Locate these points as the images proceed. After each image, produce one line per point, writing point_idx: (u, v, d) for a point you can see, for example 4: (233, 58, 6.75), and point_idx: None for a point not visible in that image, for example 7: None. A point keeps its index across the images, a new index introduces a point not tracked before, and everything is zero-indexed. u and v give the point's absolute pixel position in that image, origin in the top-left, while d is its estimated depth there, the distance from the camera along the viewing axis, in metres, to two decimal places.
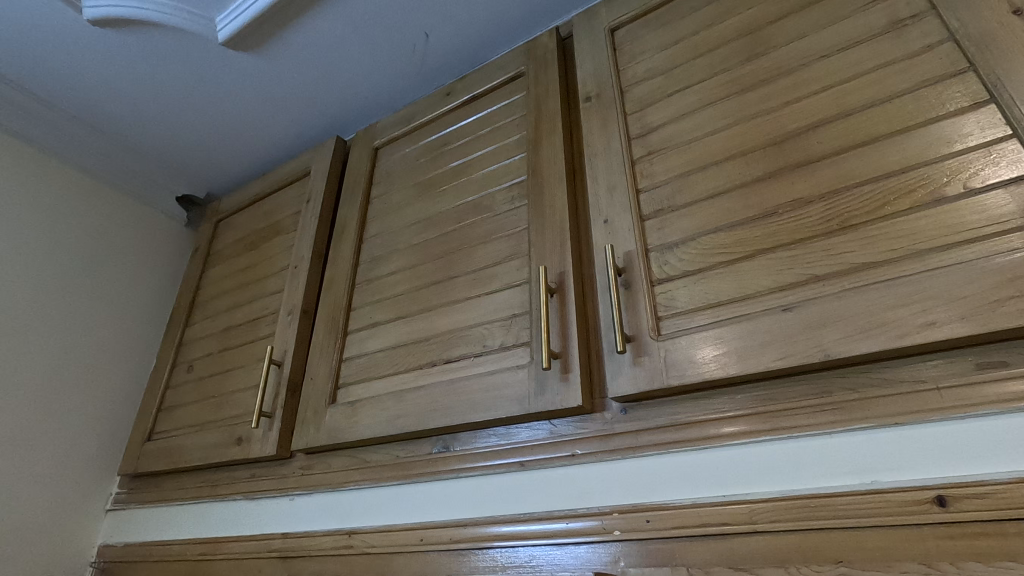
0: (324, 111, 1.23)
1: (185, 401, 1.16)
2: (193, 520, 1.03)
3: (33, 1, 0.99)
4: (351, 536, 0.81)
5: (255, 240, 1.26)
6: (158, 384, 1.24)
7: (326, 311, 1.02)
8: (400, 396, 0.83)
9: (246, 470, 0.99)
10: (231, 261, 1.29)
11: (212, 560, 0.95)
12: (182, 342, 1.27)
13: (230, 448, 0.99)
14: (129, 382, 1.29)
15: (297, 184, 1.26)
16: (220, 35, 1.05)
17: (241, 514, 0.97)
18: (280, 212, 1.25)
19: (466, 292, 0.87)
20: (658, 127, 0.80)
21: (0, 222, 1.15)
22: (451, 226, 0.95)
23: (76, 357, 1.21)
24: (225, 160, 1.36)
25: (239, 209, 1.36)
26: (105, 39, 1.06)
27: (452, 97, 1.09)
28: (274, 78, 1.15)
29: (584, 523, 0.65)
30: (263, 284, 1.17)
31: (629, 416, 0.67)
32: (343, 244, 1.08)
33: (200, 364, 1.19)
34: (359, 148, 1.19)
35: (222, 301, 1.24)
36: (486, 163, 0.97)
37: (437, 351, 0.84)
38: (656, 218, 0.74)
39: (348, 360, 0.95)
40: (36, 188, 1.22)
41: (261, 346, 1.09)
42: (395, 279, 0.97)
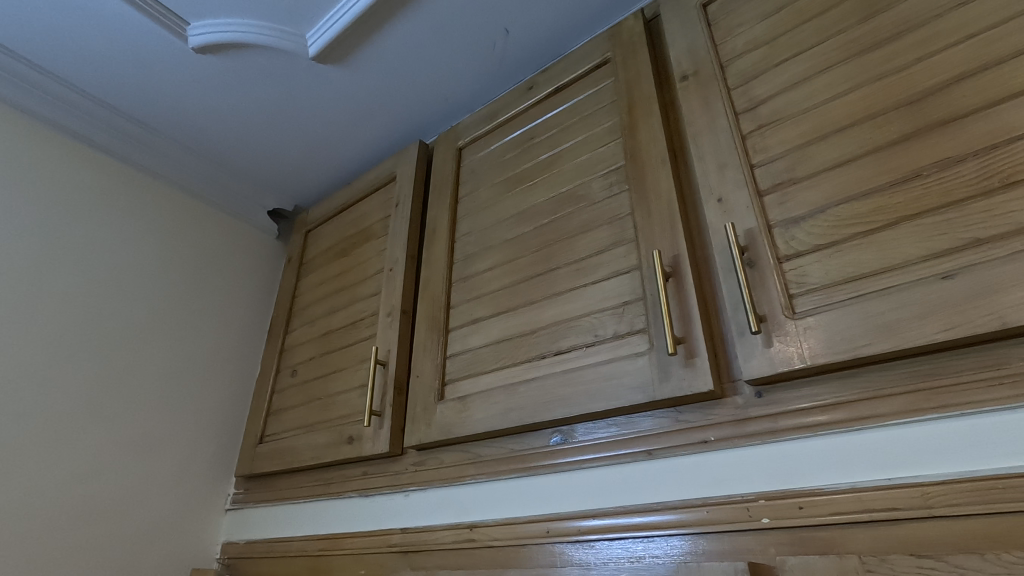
0: (406, 117, 1.25)
1: (292, 404, 1.21)
2: (310, 517, 1.07)
3: (144, 36, 1.07)
4: (473, 529, 0.82)
5: (345, 246, 1.31)
6: (265, 389, 1.30)
7: (425, 311, 1.04)
8: (511, 389, 0.83)
9: (359, 468, 1.02)
10: (324, 269, 1.34)
11: (333, 556, 0.98)
12: (284, 349, 1.33)
13: (342, 447, 1.02)
14: (237, 388, 1.36)
15: (383, 189, 1.29)
16: (311, 50, 1.09)
17: (357, 511, 0.99)
18: (368, 218, 1.28)
19: (570, 282, 0.85)
20: (768, 99, 0.76)
21: (120, 244, 1.24)
22: (547, 218, 0.94)
23: (191, 367, 1.29)
24: (312, 171, 1.42)
25: (328, 218, 1.41)
26: (206, 65, 1.13)
27: (535, 90, 1.08)
28: (359, 88, 1.18)
29: (725, 512, 0.62)
30: (358, 288, 1.21)
31: (764, 400, 0.64)
32: (435, 244, 1.09)
33: (303, 368, 1.24)
34: (442, 150, 1.21)
35: (318, 307, 1.29)
36: (577, 152, 0.96)
37: (545, 344, 0.84)
38: (775, 193, 0.70)
39: (452, 357, 0.96)
40: (148, 211, 1.31)
41: (362, 348, 1.12)
42: (492, 275, 0.98)
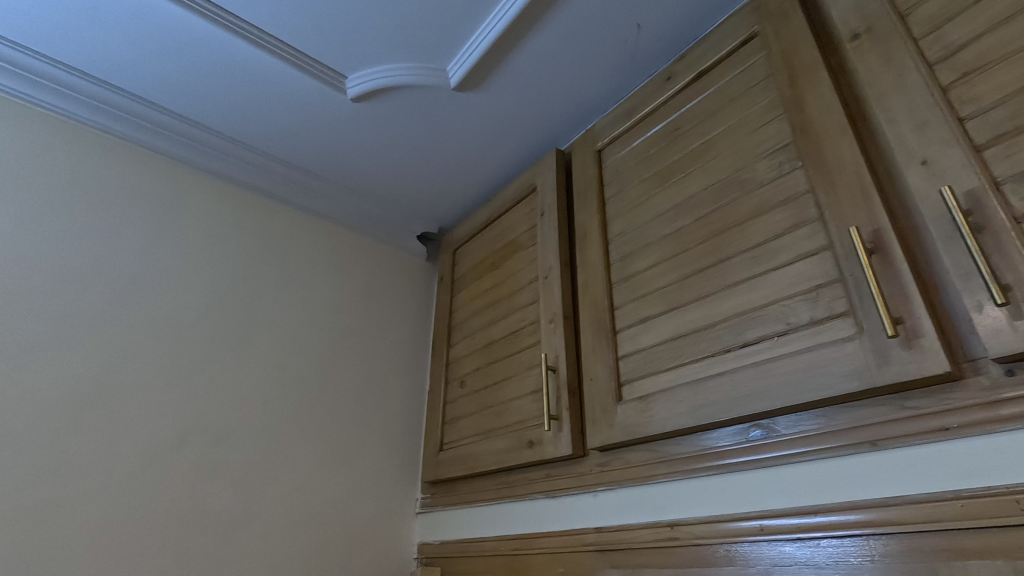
0: (541, 127, 1.29)
1: (466, 413, 1.29)
2: (499, 518, 1.13)
3: (313, 96, 1.20)
4: (674, 528, 0.82)
5: (495, 260, 1.37)
6: (438, 400, 1.41)
7: (588, 315, 1.06)
8: (697, 386, 0.82)
9: (541, 470, 1.06)
10: (477, 283, 1.41)
11: (528, 554, 1.03)
12: (449, 361, 1.43)
13: (523, 451, 1.07)
14: (411, 401, 1.47)
15: (525, 201, 1.33)
16: (453, 81, 1.16)
17: (546, 511, 1.04)
18: (513, 230, 1.33)
19: (747, 270, 0.82)
20: (969, 43, 0.68)
21: (306, 282, 1.40)
22: (710, 208, 0.91)
23: (373, 385, 1.42)
24: (455, 193, 1.50)
25: (473, 235, 1.49)
26: (363, 111, 1.24)
27: (674, 80, 1.06)
28: (497, 107, 1.23)
29: (986, 505, 0.56)
30: (514, 298, 1.26)
31: (1017, 379, 0.57)
32: (589, 248, 1.11)
33: (471, 378, 1.32)
34: (581, 154, 1.22)
35: (477, 319, 1.37)
36: (733, 135, 0.92)
37: (728, 337, 0.81)
38: (998, 145, 0.62)
39: (624, 357, 0.96)
40: (324, 250, 1.47)
41: (527, 356, 1.16)
42: (655, 272, 0.97)
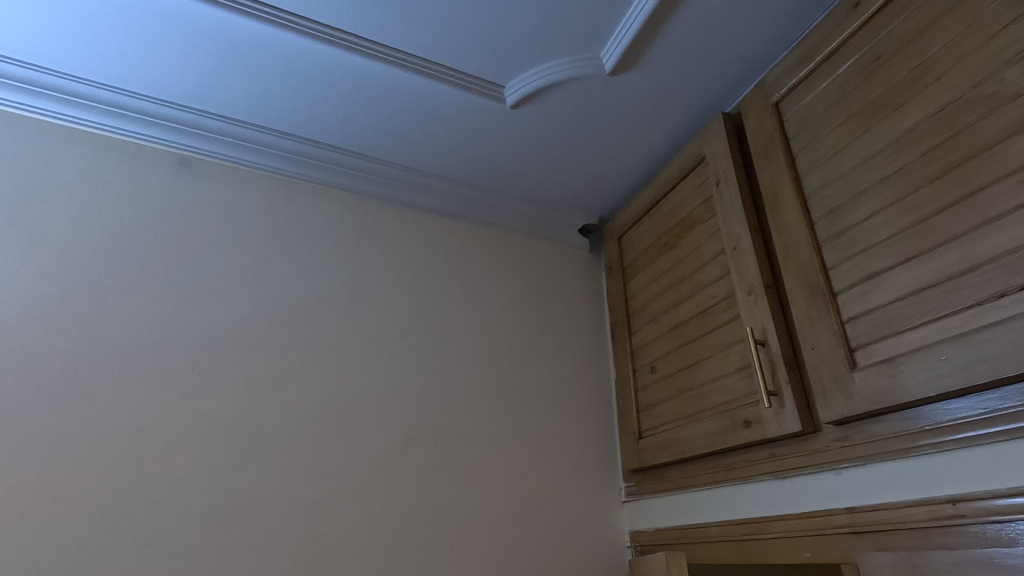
0: (702, 93, 1.22)
1: (663, 398, 1.26)
2: (720, 504, 1.09)
3: (475, 111, 1.26)
4: (957, 505, 0.72)
5: (669, 240, 1.33)
6: (629, 388, 1.40)
7: (795, 280, 0.97)
8: (962, 342, 0.71)
9: (764, 451, 1.01)
10: (652, 266, 1.38)
11: (763, 539, 0.99)
12: (635, 349, 1.41)
13: (740, 431, 1.02)
14: (599, 392, 1.48)
15: (694, 173, 1.27)
16: (608, 66, 1.15)
17: (777, 493, 0.98)
18: (686, 206, 1.28)
19: (1012, 200, 0.70)
20: None
21: (487, 289, 1.47)
22: (942, 137, 0.79)
23: (561, 380, 1.45)
24: (614, 179, 1.48)
25: (639, 219, 1.46)
26: (521, 116, 1.28)
27: (865, 4, 0.93)
28: (655, 83, 1.19)
29: None
30: (698, 276, 1.21)
31: None
32: (783, 209, 1.02)
33: (662, 363, 1.29)
34: (754, 111, 1.13)
35: (659, 303, 1.33)
36: (962, 47, 0.79)
37: (998, 281, 0.70)
38: None
39: (851, 321, 0.87)
40: (497, 256, 1.53)
41: (725, 333, 1.11)
42: (878, 222, 0.86)
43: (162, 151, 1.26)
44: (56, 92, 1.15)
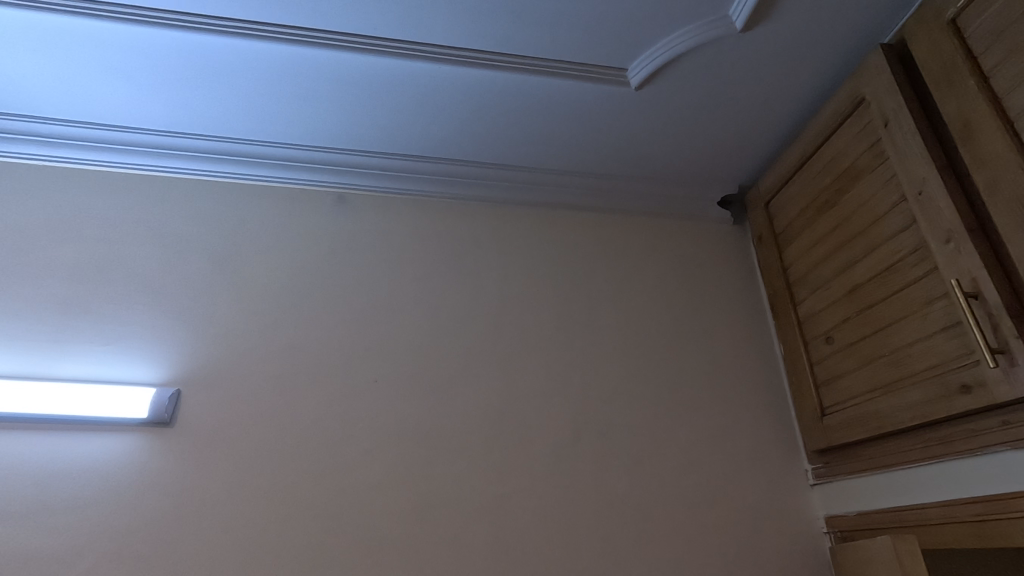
0: (852, 29, 1.10)
1: (847, 370, 1.15)
2: (939, 482, 0.98)
3: (599, 100, 1.25)
4: None
5: (830, 197, 1.21)
6: (802, 363, 1.29)
7: (1011, 217, 0.84)
8: None
9: (992, 419, 0.88)
10: (811, 229, 1.27)
11: (1006, 520, 0.87)
12: (803, 320, 1.31)
13: (958, 398, 0.90)
14: (766, 370, 1.39)
15: (852, 120, 1.15)
16: (740, 24, 1.08)
17: (1018, 467, 0.86)
18: (847, 156, 1.16)
19: None
20: None
21: (631, 276, 1.45)
22: None
23: (722, 361, 1.39)
24: (754, 143, 1.39)
25: (789, 180, 1.35)
26: (648, 97, 1.24)
27: None
28: (793, 30, 1.10)
29: None
30: (874, 230, 1.09)
31: None
32: (980, 139, 0.88)
33: (840, 332, 1.17)
34: (923, 35, 0.99)
35: (826, 267, 1.22)
36: None
37: None
38: None
39: None
40: (635, 243, 1.50)
41: (919, 289, 0.98)
42: None
43: (322, 192, 1.41)
44: (236, 155, 1.36)
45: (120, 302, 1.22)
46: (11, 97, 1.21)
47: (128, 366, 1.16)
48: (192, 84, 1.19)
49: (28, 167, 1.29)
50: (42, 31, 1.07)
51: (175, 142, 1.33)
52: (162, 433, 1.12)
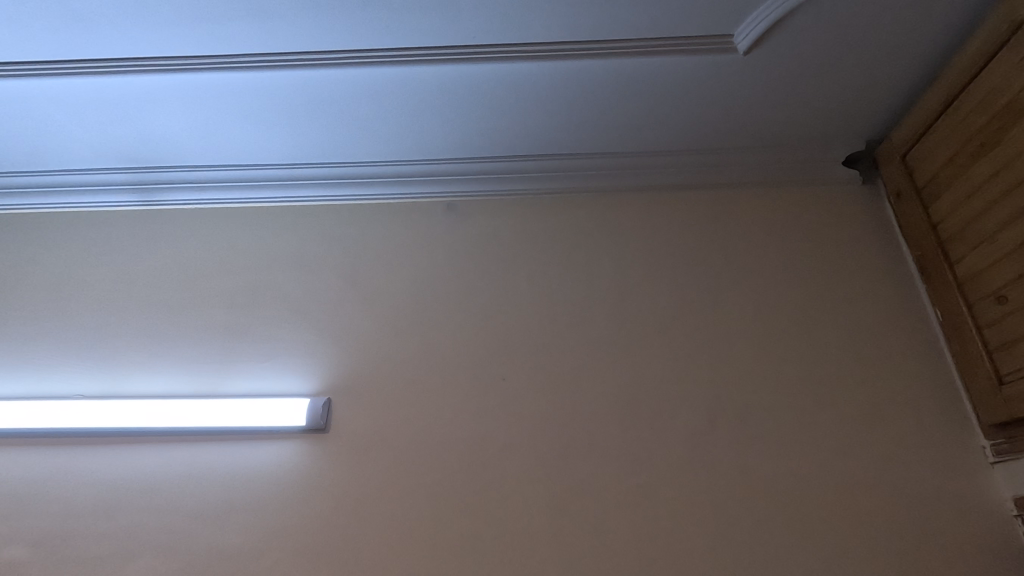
0: None
1: None
2: None
3: (705, 72, 1.20)
4: None
5: (988, 139, 1.07)
6: (967, 328, 1.16)
7: None
8: None
9: None
10: (965, 178, 1.13)
11: None
12: (963, 281, 1.17)
13: None
14: (920, 340, 1.26)
15: (1009, 49, 1.01)
16: None
17: None
18: (1007, 91, 1.02)
19: None
20: None
21: (752, 252, 1.38)
22: None
23: (867, 332, 1.28)
24: (882, 92, 1.27)
25: (931, 127, 1.22)
26: (758, 60, 1.17)
27: None
28: None
29: None
30: None
31: None
32: None
33: (1015, 289, 1.04)
34: None
35: (989, 218, 1.08)
36: None
37: None
38: None
39: None
40: (752, 216, 1.42)
41: None
42: None
43: (433, 203, 1.47)
44: (353, 178, 1.46)
45: (270, 321, 1.35)
46: (167, 151, 1.39)
47: (283, 380, 1.28)
48: (313, 117, 1.29)
49: (185, 211, 1.47)
50: (190, 88, 1.21)
51: (301, 172, 1.45)
52: (320, 438, 1.22)
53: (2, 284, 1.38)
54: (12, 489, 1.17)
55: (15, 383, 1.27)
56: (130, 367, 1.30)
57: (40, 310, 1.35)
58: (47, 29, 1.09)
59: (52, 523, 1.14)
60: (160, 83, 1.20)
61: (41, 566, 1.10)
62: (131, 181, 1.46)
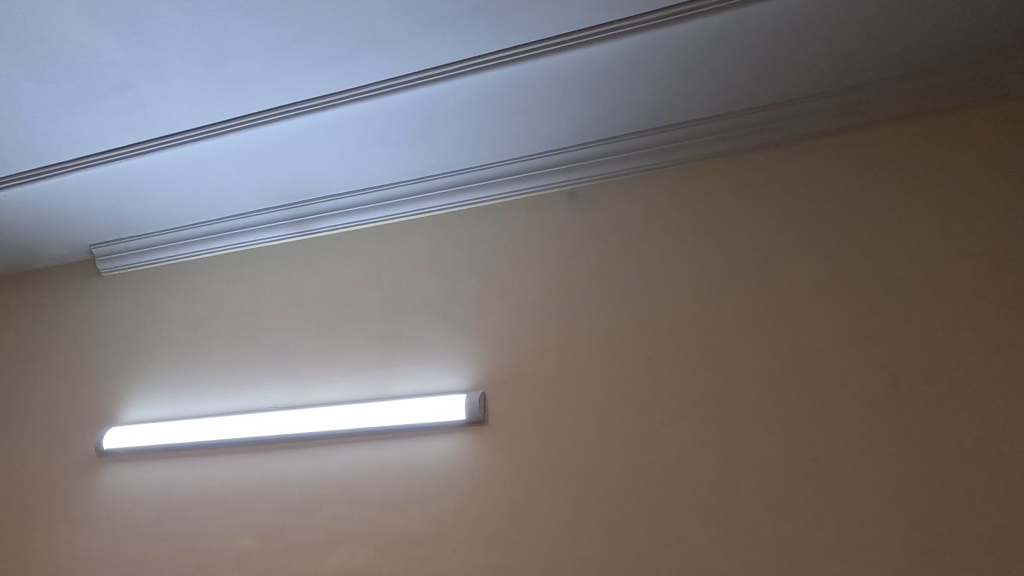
0: None
1: None
2: None
3: (840, 5, 1.09)
4: None
5: None
6: None
7: None
8: None
9: None
10: None
11: None
12: None
13: None
14: None
15: None
16: None
17: None
18: None
19: None
20: None
21: (917, 195, 1.24)
22: None
23: None
24: None
25: None
26: None
27: None
28: None
29: None
30: None
31: None
32: None
33: None
34: None
35: None
36: None
37: None
38: None
39: None
40: (911, 155, 1.28)
41: None
42: None
43: (554, 192, 1.49)
44: (475, 181, 1.52)
45: (420, 325, 1.45)
46: (314, 184, 1.55)
47: (439, 378, 1.37)
48: (436, 130, 1.37)
49: (333, 236, 1.63)
50: (329, 124, 1.34)
51: (428, 184, 1.54)
52: (480, 430, 1.28)
53: (202, 319, 1.63)
54: (235, 490, 1.37)
55: (224, 401, 1.50)
56: (310, 379, 1.46)
57: (234, 338, 1.58)
58: (214, 95, 1.27)
59: (269, 517, 1.32)
60: (305, 125, 1.34)
61: (267, 553, 1.29)
62: (286, 216, 1.64)
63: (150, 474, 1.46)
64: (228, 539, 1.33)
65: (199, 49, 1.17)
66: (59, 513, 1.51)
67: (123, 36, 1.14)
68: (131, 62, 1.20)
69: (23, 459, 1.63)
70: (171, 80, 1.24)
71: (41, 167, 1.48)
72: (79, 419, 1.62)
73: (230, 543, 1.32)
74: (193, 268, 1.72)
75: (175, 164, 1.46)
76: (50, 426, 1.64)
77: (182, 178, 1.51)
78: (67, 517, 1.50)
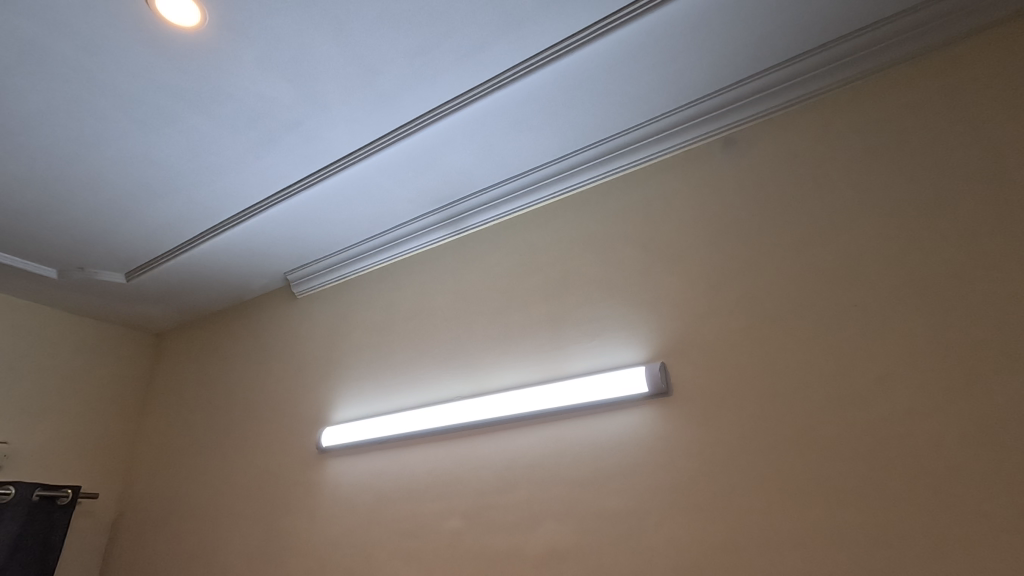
0: None
1: None
2: None
3: None
4: None
5: None
6: None
7: None
8: None
9: None
10: None
11: None
12: None
13: None
14: None
15: None
16: None
17: None
18: None
19: None
20: None
21: None
22: None
23: None
24: None
25: None
26: None
27: None
28: None
29: None
30: None
31: None
32: None
33: None
34: None
35: None
36: None
37: None
38: None
39: None
40: None
41: None
42: None
43: (708, 143, 1.39)
44: (620, 149, 1.47)
45: (585, 302, 1.43)
46: (464, 183, 1.62)
47: (613, 352, 1.34)
48: (575, 103, 1.35)
49: (487, 229, 1.69)
50: (471, 120, 1.39)
51: (572, 162, 1.53)
52: (666, 401, 1.23)
53: (383, 324, 1.79)
54: (437, 475, 1.47)
55: (414, 396, 1.62)
56: (488, 367, 1.52)
57: (413, 337, 1.70)
58: (368, 115, 1.38)
59: (472, 498, 1.40)
60: (450, 126, 1.40)
61: (474, 532, 1.36)
62: (442, 218, 1.73)
63: (364, 466, 1.63)
64: (438, 520, 1.42)
65: (353, 75, 1.27)
66: (296, 504, 1.74)
67: (292, 79, 1.28)
68: (299, 100, 1.34)
69: (261, 461, 1.91)
70: (332, 109, 1.36)
71: (242, 211, 1.73)
72: (298, 422, 1.86)
73: (440, 524, 1.42)
74: (369, 280, 1.89)
75: (344, 187, 1.62)
76: (277, 431, 1.91)
77: (351, 199, 1.67)
78: (302, 508, 1.72)
